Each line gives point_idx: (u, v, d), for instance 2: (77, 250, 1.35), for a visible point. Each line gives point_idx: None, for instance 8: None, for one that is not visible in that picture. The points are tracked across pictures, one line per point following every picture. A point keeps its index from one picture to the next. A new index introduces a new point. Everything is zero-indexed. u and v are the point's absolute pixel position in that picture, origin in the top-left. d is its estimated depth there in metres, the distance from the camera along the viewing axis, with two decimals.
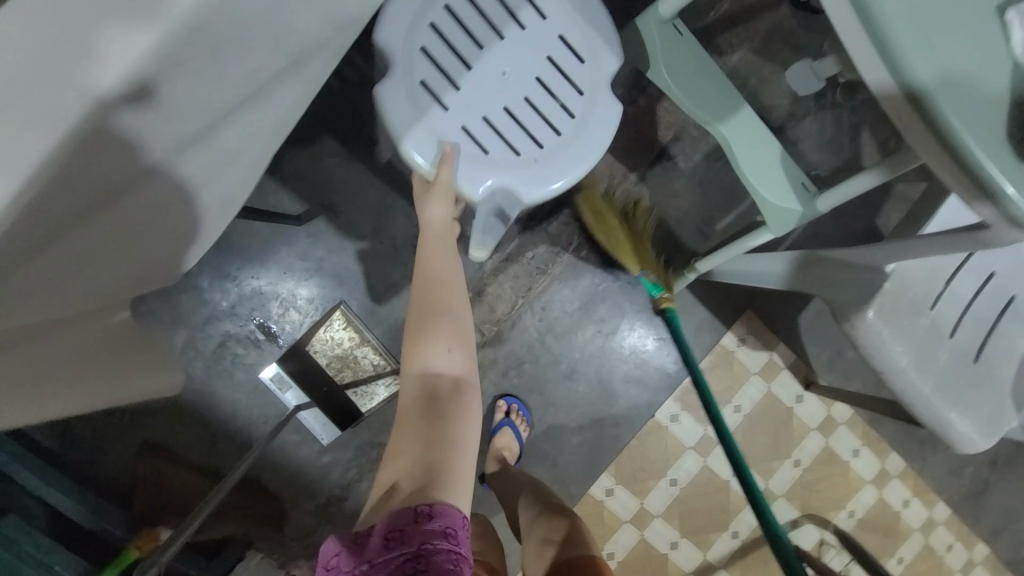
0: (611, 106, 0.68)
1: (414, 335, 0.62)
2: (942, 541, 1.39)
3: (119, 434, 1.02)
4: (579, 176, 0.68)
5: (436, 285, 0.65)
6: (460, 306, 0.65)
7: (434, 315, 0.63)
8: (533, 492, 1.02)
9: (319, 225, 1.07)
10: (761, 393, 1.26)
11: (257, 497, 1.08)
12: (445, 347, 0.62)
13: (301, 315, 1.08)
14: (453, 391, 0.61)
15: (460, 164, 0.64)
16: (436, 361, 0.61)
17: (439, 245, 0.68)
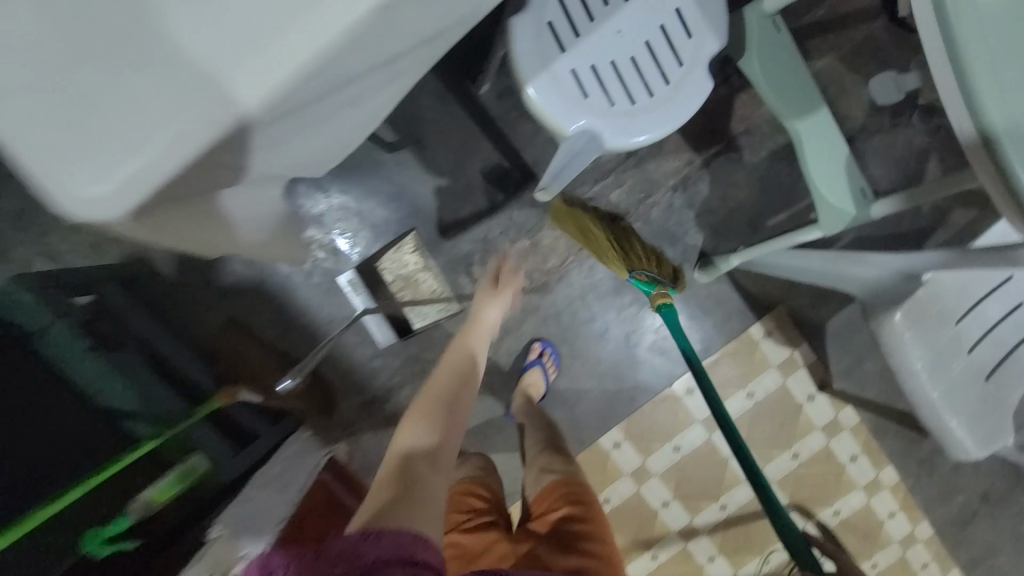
0: (703, 82, 0.75)
1: (411, 417, 0.79)
2: (919, 558, 1.46)
3: (213, 306, 1.19)
4: (659, 137, 0.75)
5: (455, 370, 0.87)
6: (464, 398, 0.85)
7: (433, 400, 0.81)
8: (543, 429, 1.13)
9: (406, 155, 1.19)
10: (775, 385, 1.34)
11: (316, 384, 1.25)
12: (427, 426, 0.77)
13: (377, 234, 1.21)
14: (427, 461, 0.73)
15: (562, 102, 0.71)
16: (419, 437, 0.75)
17: (475, 335, 0.95)
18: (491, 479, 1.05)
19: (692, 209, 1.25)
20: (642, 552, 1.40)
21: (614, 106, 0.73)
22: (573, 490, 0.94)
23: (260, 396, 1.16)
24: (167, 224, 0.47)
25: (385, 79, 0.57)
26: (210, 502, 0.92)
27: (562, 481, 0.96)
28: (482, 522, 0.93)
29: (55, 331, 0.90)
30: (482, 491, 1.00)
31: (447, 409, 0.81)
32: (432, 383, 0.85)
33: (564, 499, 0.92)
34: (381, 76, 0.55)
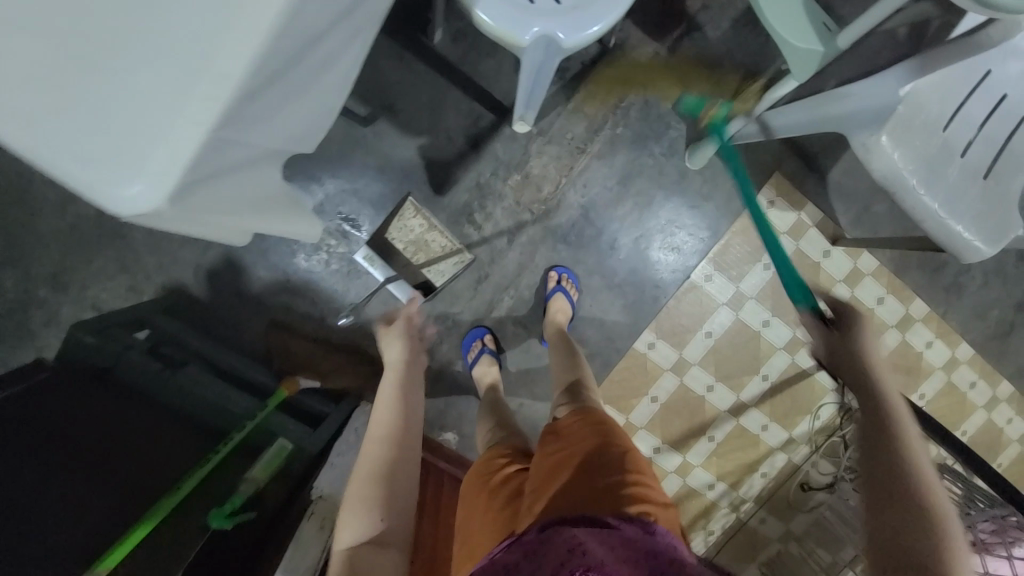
0: None
1: (349, 504, 0.83)
2: (964, 379, 1.52)
3: (253, 312, 1.28)
4: (613, 22, 0.77)
5: (372, 446, 0.90)
6: (389, 469, 0.86)
7: (364, 481, 0.85)
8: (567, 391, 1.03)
9: (382, 124, 1.22)
10: (790, 251, 1.37)
11: (363, 361, 1.33)
12: (364, 515, 0.81)
13: (378, 207, 1.26)
14: (370, 553, 0.78)
15: (508, 13, 0.73)
16: (359, 529, 0.80)
17: (386, 431, 0.93)
18: (520, 440, 0.98)
19: (668, 100, 1.26)
20: (699, 438, 1.50)
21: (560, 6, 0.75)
22: (594, 417, 0.85)
23: (318, 382, 1.26)
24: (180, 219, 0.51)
25: (342, 38, 0.61)
26: (306, 474, 1.05)
27: (582, 413, 0.87)
28: (503, 474, 0.85)
29: (128, 365, 1.03)
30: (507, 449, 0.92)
31: (382, 486, 0.85)
32: (362, 464, 0.88)
33: (583, 428, 0.82)
34: (336, 37, 0.59)
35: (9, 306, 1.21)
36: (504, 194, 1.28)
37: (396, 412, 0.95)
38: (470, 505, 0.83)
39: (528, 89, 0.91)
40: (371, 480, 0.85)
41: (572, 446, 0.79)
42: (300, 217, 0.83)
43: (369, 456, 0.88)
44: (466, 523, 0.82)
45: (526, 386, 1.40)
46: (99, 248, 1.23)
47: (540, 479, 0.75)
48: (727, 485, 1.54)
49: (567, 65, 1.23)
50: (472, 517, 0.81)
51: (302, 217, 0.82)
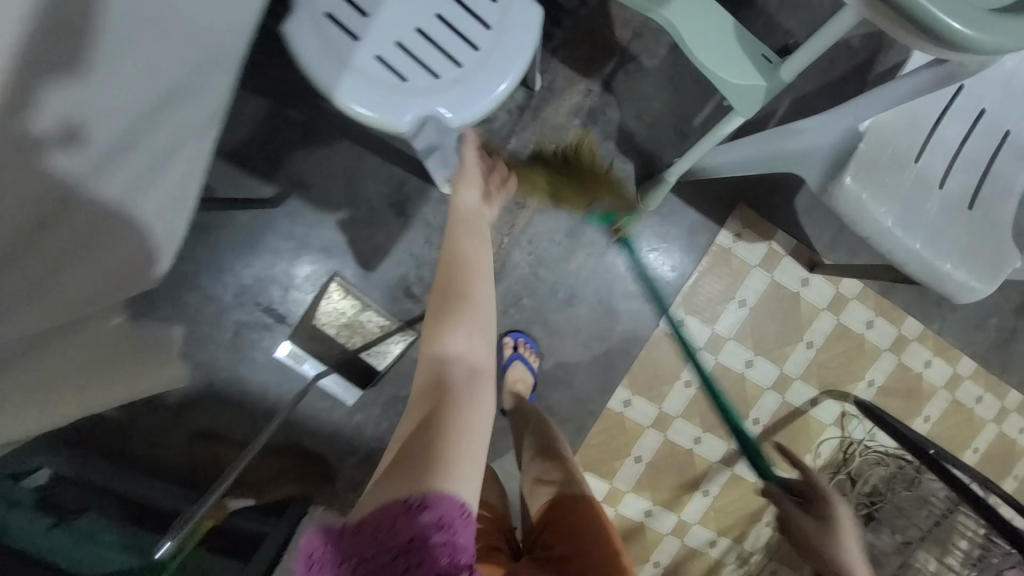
0: (527, 12, 0.69)
1: (438, 316, 0.59)
2: (970, 394, 1.40)
3: (172, 426, 1.12)
4: (512, 85, 0.70)
5: (454, 267, 0.61)
6: (483, 291, 0.61)
7: (456, 299, 0.59)
8: (540, 437, 1.04)
9: (294, 203, 1.09)
10: (765, 283, 1.25)
11: (303, 460, 1.18)
12: (455, 329, 0.58)
13: (301, 292, 1.12)
14: (468, 378, 0.58)
15: (379, 98, 0.66)
16: (455, 342, 0.58)
17: (465, 229, 0.64)
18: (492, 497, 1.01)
19: (611, 140, 1.14)
20: (693, 494, 1.36)
21: (441, 78, 0.67)
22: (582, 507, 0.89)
23: (253, 499, 1.10)
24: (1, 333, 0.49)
25: (197, 139, 0.66)
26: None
27: (562, 491, 0.92)
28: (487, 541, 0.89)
29: None
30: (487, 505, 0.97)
31: (478, 311, 0.60)
32: (444, 274, 0.61)
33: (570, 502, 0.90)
34: (177, 135, 0.62)
35: None
36: None
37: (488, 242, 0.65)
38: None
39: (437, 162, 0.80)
40: (458, 297, 0.59)
41: (571, 532, 0.85)
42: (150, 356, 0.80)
43: (451, 275, 0.60)
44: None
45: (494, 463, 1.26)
46: None
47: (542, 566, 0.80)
48: (731, 539, 1.40)
49: (494, 114, 1.11)
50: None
51: (152, 356, 0.80)
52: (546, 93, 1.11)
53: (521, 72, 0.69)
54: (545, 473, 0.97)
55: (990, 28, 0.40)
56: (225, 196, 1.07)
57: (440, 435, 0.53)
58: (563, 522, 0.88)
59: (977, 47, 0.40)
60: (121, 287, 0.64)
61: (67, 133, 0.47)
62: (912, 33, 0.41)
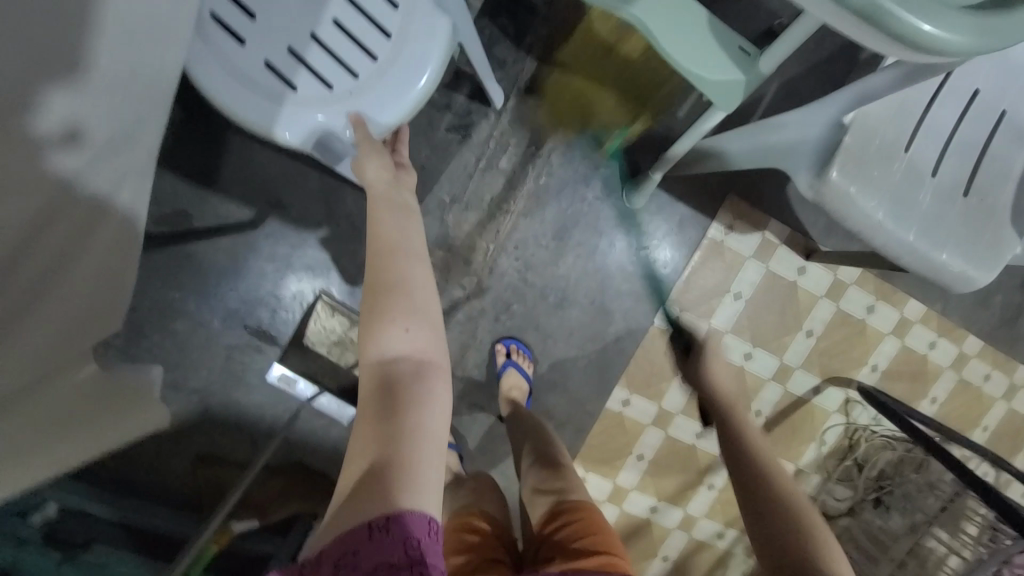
0: (430, 22, 0.70)
1: (373, 317, 0.56)
2: (977, 372, 1.37)
3: (172, 453, 1.13)
4: (415, 97, 0.71)
5: (382, 259, 0.59)
6: (415, 280, 0.59)
7: (386, 293, 0.57)
8: (537, 446, 1.03)
9: (274, 224, 1.08)
10: (760, 274, 1.22)
11: (307, 479, 1.18)
12: (387, 326, 0.56)
13: (289, 313, 1.12)
14: (413, 377, 0.56)
15: (268, 109, 0.66)
16: (395, 342, 0.56)
17: (387, 212, 0.62)
18: (492, 507, 0.99)
19: (592, 138, 1.10)
20: (698, 488, 1.36)
21: (336, 89, 0.68)
22: (580, 511, 0.88)
23: (257, 520, 1.09)
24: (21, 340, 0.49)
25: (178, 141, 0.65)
26: None
27: (558, 502, 0.91)
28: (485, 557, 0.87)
29: None
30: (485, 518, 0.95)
31: (416, 305, 0.58)
32: (376, 272, 0.58)
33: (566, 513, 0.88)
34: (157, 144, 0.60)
35: None
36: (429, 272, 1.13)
37: (413, 226, 0.63)
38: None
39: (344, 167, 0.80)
40: (390, 293, 0.57)
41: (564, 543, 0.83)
42: (123, 399, 0.79)
43: (376, 268, 0.58)
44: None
45: (495, 469, 1.26)
46: None
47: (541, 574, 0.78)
48: (738, 530, 1.40)
49: (470, 120, 1.07)
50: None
51: (124, 398, 0.79)
52: (522, 94, 1.07)
53: (422, 82, 0.70)
54: (544, 483, 0.95)
55: (962, 27, 0.37)
56: (203, 221, 1.06)
57: (395, 446, 0.52)
58: (564, 540, 0.84)
59: (956, 51, 0.38)
60: (103, 306, 0.63)
61: (67, 133, 0.45)
62: (875, 40, 0.39)
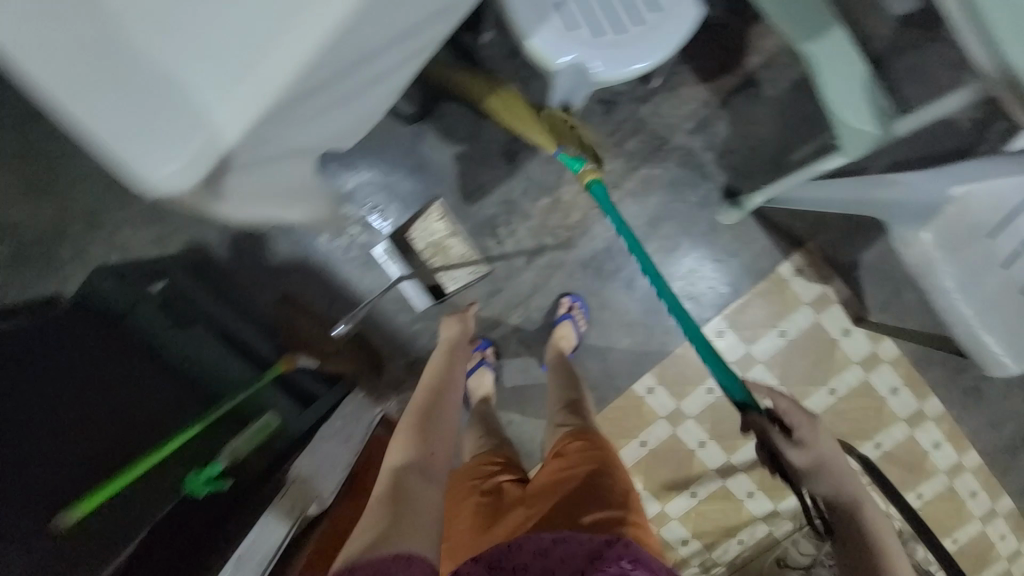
0: (690, 8, 0.86)
1: (397, 436, 0.92)
2: (967, 487, 1.44)
3: (267, 285, 1.31)
4: (657, 61, 0.85)
5: (430, 388, 1.02)
6: (447, 412, 0.98)
7: (427, 412, 0.96)
8: (566, 392, 1.18)
9: (424, 125, 1.24)
10: (809, 321, 1.33)
11: (367, 350, 1.36)
12: (416, 435, 0.91)
13: (405, 205, 1.28)
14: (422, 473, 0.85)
15: (542, 32, 0.83)
16: (406, 452, 0.88)
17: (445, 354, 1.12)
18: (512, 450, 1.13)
19: (712, 151, 1.23)
20: (682, 491, 1.47)
21: (599, 37, 0.84)
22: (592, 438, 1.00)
23: (316, 363, 1.29)
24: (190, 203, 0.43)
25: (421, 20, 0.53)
26: (287, 449, 1.05)
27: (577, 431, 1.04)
28: (494, 482, 1.01)
29: (140, 315, 1.07)
30: (494, 458, 1.07)
31: (429, 428, 0.93)
32: (423, 392, 1.01)
33: (576, 446, 0.98)
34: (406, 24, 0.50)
35: (40, 235, 1.26)
36: (531, 213, 1.28)
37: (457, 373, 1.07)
38: (459, 510, 0.99)
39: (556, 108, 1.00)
40: (416, 421, 0.94)
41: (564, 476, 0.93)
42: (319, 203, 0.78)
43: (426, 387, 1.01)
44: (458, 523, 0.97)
45: (516, 405, 1.39)
46: (135, 196, 1.28)
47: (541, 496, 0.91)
48: (702, 544, 1.50)
49: (616, 98, 1.21)
50: (466, 518, 0.96)
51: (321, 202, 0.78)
52: (667, 92, 1.21)
53: (670, 51, 0.85)
54: (564, 419, 1.10)
55: None
56: None
57: (394, 515, 0.75)
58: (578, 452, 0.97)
59: None
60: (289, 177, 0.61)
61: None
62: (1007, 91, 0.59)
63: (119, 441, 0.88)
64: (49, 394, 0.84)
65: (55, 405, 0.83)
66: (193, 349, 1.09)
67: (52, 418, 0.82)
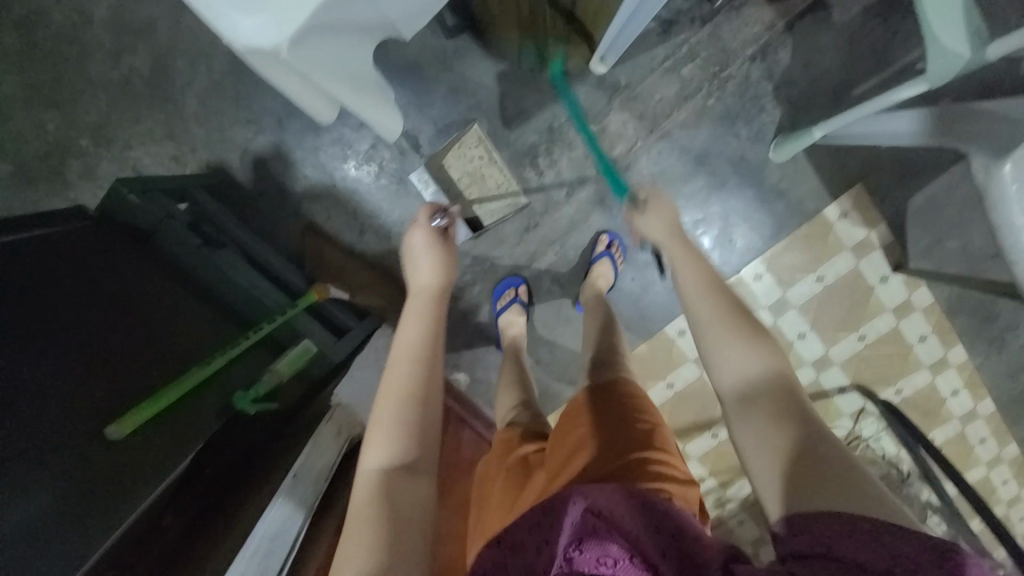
0: None
1: (373, 423, 0.59)
2: (976, 433, 1.48)
3: (292, 212, 1.25)
4: None
5: (400, 351, 0.64)
6: (434, 388, 0.62)
7: (406, 397, 0.60)
8: (600, 343, 1.03)
9: (465, 40, 1.16)
10: (848, 267, 1.32)
11: (395, 285, 1.30)
12: (397, 430, 0.57)
13: (442, 129, 1.20)
14: (410, 487, 0.55)
15: None
16: (395, 451, 0.57)
17: (418, 316, 0.68)
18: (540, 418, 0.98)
19: (770, 81, 1.17)
20: (702, 432, 1.49)
21: None
22: (624, 392, 0.84)
23: (347, 296, 1.25)
24: (262, 61, 0.48)
25: None
26: (323, 380, 1.05)
27: (604, 385, 0.87)
28: (519, 455, 0.84)
29: (167, 233, 1.00)
30: (515, 431, 0.92)
31: (422, 412, 0.60)
32: (395, 353, 0.64)
33: (589, 413, 0.81)
34: None
35: (47, 150, 1.17)
36: (575, 143, 1.21)
37: (439, 324, 0.68)
38: (487, 490, 0.83)
39: (619, 29, 0.99)
40: (408, 401, 0.59)
41: (575, 446, 0.76)
42: (377, 103, 0.72)
43: (406, 335, 0.65)
44: (484, 507, 0.81)
45: (546, 344, 1.38)
46: (149, 109, 1.18)
47: (560, 460, 0.76)
48: (718, 483, 1.52)
49: (676, 17, 1.14)
50: (491, 498, 0.81)
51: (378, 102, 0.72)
52: (729, 12, 1.13)
53: None
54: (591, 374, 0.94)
55: None
56: None
57: (385, 557, 0.48)
58: (608, 408, 0.81)
59: None
60: (358, 62, 0.60)
61: None
62: None
63: (156, 359, 0.84)
64: (86, 303, 0.79)
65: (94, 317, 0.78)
66: (226, 268, 1.04)
67: (96, 329, 0.77)
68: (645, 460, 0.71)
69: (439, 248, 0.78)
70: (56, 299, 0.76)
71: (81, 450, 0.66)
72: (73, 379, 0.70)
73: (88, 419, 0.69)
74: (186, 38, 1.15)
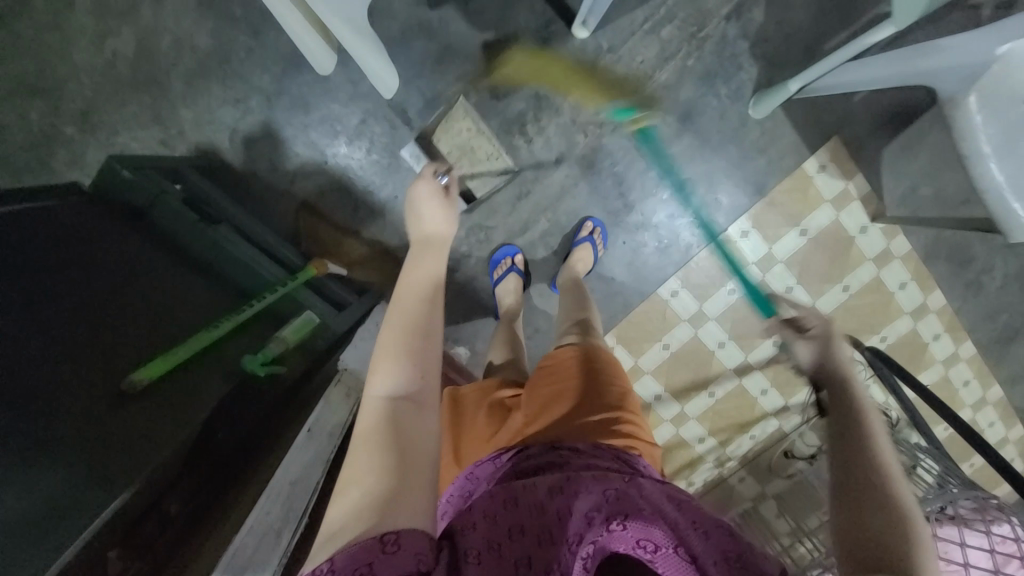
0: None
1: (379, 353, 0.59)
2: (960, 376, 1.54)
3: (283, 192, 1.25)
4: None
5: (406, 290, 0.66)
6: (437, 325, 0.63)
7: (413, 331, 0.61)
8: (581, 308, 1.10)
9: (450, 11, 1.18)
10: (829, 220, 1.37)
11: (391, 260, 1.31)
12: (403, 360, 0.58)
13: (431, 101, 1.22)
14: (416, 415, 0.55)
15: None
16: (399, 380, 0.57)
17: (422, 264, 0.71)
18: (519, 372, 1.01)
19: (746, 40, 1.21)
20: (700, 392, 1.52)
21: None
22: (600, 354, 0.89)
23: (344, 272, 1.27)
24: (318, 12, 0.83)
25: None
26: (330, 346, 1.06)
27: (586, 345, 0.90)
28: (498, 399, 0.86)
29: (162, 209, 1.01)
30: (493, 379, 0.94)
31: (427, 348, 0.60)
32: (402, 290, 0.66)
33: (574, 368, 0.84)
34: None
35: (31, 141, 1.16)
36: (562, 109, 1.24)
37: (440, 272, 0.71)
38: (462, 425, 0.84)
39: None
40: (415, 335, 0.60)
41: (552, 399, 0.79)
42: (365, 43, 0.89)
43: (411, 278, 0.68)
44: (460, 445, 0.82)
45: (543, 311, 1.40)
46: (134, 94, 1.17)
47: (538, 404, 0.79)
48: (717, 441, 1.54)
49: None
50: (466, 436, 0.82)
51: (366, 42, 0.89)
52: None
53: None
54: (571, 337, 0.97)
55: None
56: None
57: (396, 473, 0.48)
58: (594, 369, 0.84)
59: None
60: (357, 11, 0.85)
61: None
62: None
63: (161, 324, 0.84)
64: (90, 271, 0.80)
65: (94, 283, 0.79)
66: (224, 243, 1.05)
67: (100, 295, 0.78)
68: (616, 423, 0.75)
69: (441, 202, 0.83)
70: (60, 266, 0.77)
71: (100, 398, 0.67)
72: (82, 338, 0.71)
73: (105, 372, 0.70)
74: (169, 19, 1.15)
